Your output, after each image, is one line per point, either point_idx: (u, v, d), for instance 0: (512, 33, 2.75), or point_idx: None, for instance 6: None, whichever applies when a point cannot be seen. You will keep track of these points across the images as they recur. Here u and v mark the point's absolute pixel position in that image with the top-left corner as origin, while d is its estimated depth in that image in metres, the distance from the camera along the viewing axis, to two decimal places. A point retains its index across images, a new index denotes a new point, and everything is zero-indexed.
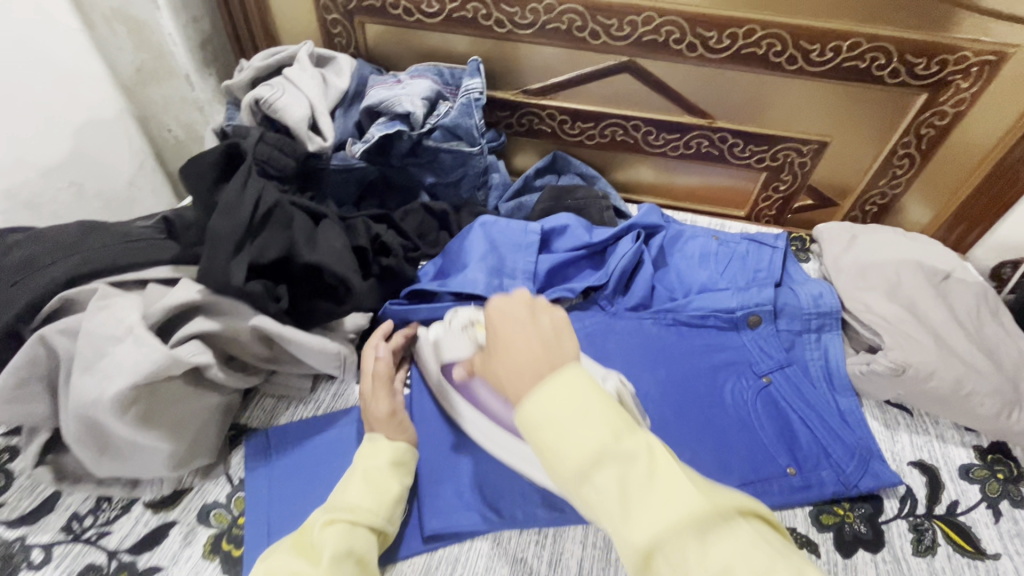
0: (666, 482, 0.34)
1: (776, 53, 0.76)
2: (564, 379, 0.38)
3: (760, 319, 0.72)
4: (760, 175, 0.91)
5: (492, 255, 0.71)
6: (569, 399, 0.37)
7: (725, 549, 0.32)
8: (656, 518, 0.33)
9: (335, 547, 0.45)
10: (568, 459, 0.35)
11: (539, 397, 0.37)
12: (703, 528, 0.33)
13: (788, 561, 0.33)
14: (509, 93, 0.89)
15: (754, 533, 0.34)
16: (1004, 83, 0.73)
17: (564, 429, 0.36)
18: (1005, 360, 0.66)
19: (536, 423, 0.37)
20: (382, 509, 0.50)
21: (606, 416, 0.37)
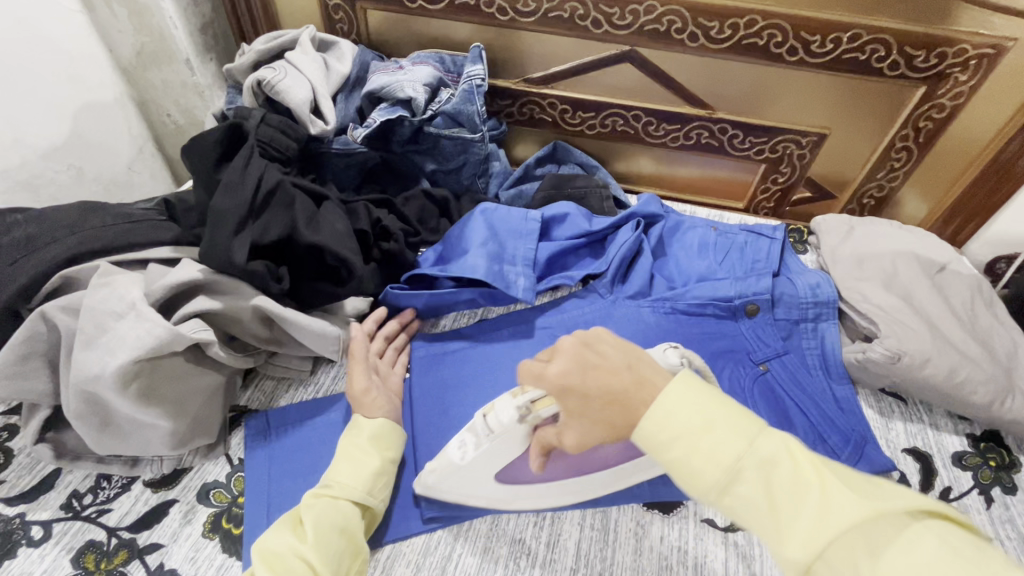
0: (816, 486, 0.34)
1: (776, 44, 0.76)
2: (680, 393, 0.39)
3: (758, 309, 0.72)
4: (759, 167, 0.92)
5: (491, 241, 0.71)
6: (691, 411, 0.38)
7: (908, 562, 0.31)
8: (807, 530, 0.33)
9: (323, 525, 0.45)
10: (705, 474, 0.37)
11: (658, 414, 0.39)
12: (871, 537, 0.32)
13: (995, 574, 0.30)
14: (510, 82, 0.89)
15: (942, 537, 0.32)
16: (1002, 77, 0.74)
17: (692, 443, 0.37)
18: (998, 350, 0.67)
19: (659, 437, 0.39)
20: (370, 485, 0.51)
21: (735, 423, 0.38)
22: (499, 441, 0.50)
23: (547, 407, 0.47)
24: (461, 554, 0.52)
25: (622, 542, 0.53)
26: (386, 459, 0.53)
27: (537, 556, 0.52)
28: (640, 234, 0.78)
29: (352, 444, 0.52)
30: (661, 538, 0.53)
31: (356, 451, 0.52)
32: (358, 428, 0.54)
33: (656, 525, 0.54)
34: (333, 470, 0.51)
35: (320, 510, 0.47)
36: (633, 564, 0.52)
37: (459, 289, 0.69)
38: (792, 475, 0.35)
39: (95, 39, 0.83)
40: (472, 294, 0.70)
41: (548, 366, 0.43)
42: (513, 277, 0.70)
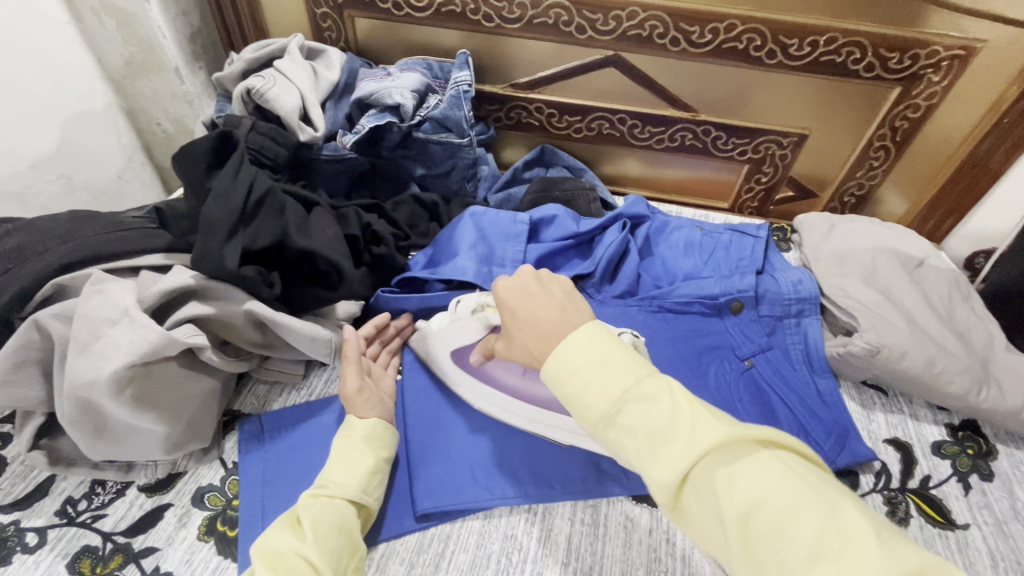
0: (685, 416, 0.38)
1: (756, 48, 0.78)
2: (583, 336, 0.43)
3: (743, 306, 0.74)
4: (743, 168, 0.94)
5: (481, 244, 0.73)
6: (589, 351, 0.42)
7: (755, 481, 0.36)
8: (676, 454, 0.37)
9: (321, 522, 0.46)
10: (593, 405, 0.41)
11: (562, 352, 0.43)
12: (727, 459, 0.37)
13: (821, 492, 0.35)
14: (497, 87, 0.90)
15: (782, 461, 0.36)
16: (974, 77, 0.76)
17: (586, 379, 0.41)
18: (975, 342, 0.69)
19: (559, 373, 0.43)
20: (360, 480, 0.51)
21: (625, 362, 0.42)
22: (456, 326, 0.62)
23: (494, 311, 0.60)
24: (453, 551, 0.53)
25: (611, 536, 0.54)
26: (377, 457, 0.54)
27: (528, 551, 0.53)
28: (627, 234, 0.80)
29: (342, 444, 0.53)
30: (650, 531, 0.54)
31: (344, 449, 0.53)
32: (351, 427, 0.55)
33: (644, 518, 0.55)
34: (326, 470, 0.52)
35: (311, 505, 0.48)
36: (623, 557, 0.53)
37: (448, 291, 0.69)
38: (670, 406, 0.39)
39: (84, 49, 0.83)
40: (461, 296, 0.69)
41: (502, 279, 0.52)
42: None
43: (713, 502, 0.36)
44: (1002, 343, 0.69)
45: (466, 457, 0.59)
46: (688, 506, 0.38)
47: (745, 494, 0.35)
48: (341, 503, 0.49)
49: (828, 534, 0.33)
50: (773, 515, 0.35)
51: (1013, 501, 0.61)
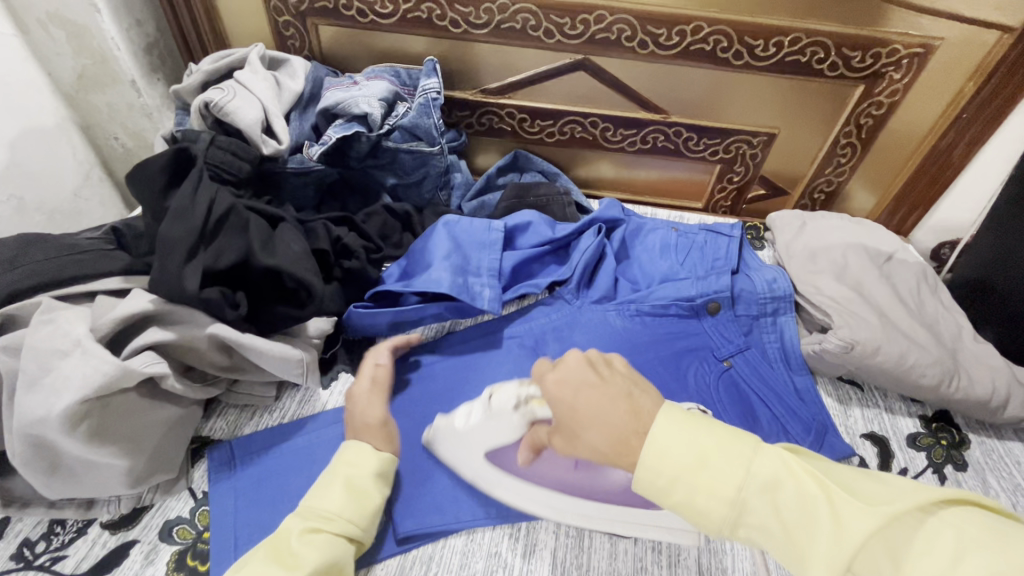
0: (819, 500, 0.36)
1: (723, 49, 0.78)
2: (671, 429, 0.40)
3: (720, 306, 0.74)
4: (715, 168, 0.94)
5: (455, 254, 0.71)
6: (686, 447, 0.39)
7: (928, 562, 0.32)
8: (827, 549, 0.34)
9: (316, 561, 0.44)
10: (713, 510, 0.38)
11: (650, 459, 0.39)
12: (888, 540, 0.34)
13: (1003, 555, 0.31)
14: (467, 93, 0.89)
15: (950, 528, 0.33)
16: (933, 74, 0.78)
17: (693, 482, 0.38)
18: (944, 333, 0.71)
19: (659, 478, 0.39)
20: (356, 513, 0.49)
21: (731, 451, 0.39)
22: (498, 423, 0.54)
23: (541, 405, 0.52)
24: (436, 572, 0.52)
25: (597, 547, 0.53)
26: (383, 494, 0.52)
27: (513, 568, 0.52)
28: (602, 238, 0.80)
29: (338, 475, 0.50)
30: (635, 540, 0.54)
31: (349, 479, 0.50)
32: (353, 459, 0.52)
33: (629, 527, 0.55)
34: (318, 499, 0.49)
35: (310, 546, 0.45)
36: (609, 569, 0.52)
37: (424, 304, 0.68)
38: (798, 492, 0.37)
39: (33, 62, 0.79)
40: (438, 309, 0.68)
41: (549, 373, 0.47)
42: (478, 288, 0.69)
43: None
44: (969, 335, 0.71)
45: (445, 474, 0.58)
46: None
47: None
48: (339, 541, 0.47)
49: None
50: None
51: (987, 489, 0.62)
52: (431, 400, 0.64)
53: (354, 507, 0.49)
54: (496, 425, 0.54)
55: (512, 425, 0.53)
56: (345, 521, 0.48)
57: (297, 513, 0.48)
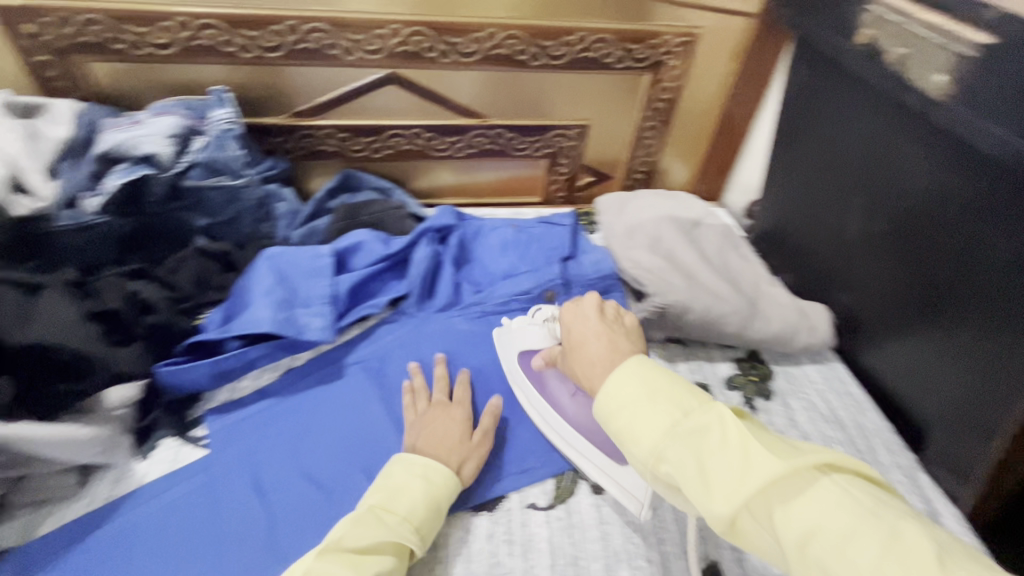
0: (736, 447, 0.38)
1: (519, 52, 0.82)
2: (626, 371, 0.46)
3: (556, 294, 0.79)
4: (543, 162, 0.99)
5: (278, 288, 0.68)
6: (638, 386, 0.44)
7: (815, 509, 0.35)
8: (728, 487, 0.37)
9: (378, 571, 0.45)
10: (641, 441, 0.42)
11: (609, 387, 0.45)
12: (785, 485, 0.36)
13: (882, 517, 0.34)
14: (279, 118, 0.85)
15: (842, 487, 0.36)
16: (703, 58, 0.88)
17: (634, 415, 0.43)
18: (745, 284, 0.81)
19: (610, 408, 0.45)
20: (424, 530, 0.50)
21: (675, 396, 0.43)
22: (526, 331, 0.68)
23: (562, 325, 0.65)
24: None
25: (452, 554, 0.54)
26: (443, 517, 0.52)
27: None
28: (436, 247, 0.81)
29: (421, 488, 0.51)
30: (489, 537, 0.55)
31: (426, 496, 0.51)
32: (432, 477, 0.52)
33: (484, 526, 0.56)
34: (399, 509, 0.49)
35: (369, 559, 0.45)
36: (465, 573, 0.53)
37: (246, 347, 0.64)
38: (721, 436, 0.39)
39: None
40: (262, 350, 0.65)
41: (572, 303, 0.57)
42: (306, 320, 0.67)
43: (772, 531, 0.36)
44: (766, 280, 0.82)
45: (286, 518, 0.55)
46: (744, 534, 0.38)
47: (800, 523, 0.35)
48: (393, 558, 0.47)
49: (893, 561, 0.32)
50: (834, 542, 0.34)
51: (790, 412, 0.71)
52: (268, 442, 0.61)
53: (423, 524, 0.49)
54: (527, 332, 0.67)
55: (538, 335, 0.67)
56: (411, 535, 0.48)
57: (378, 518, 0.48)
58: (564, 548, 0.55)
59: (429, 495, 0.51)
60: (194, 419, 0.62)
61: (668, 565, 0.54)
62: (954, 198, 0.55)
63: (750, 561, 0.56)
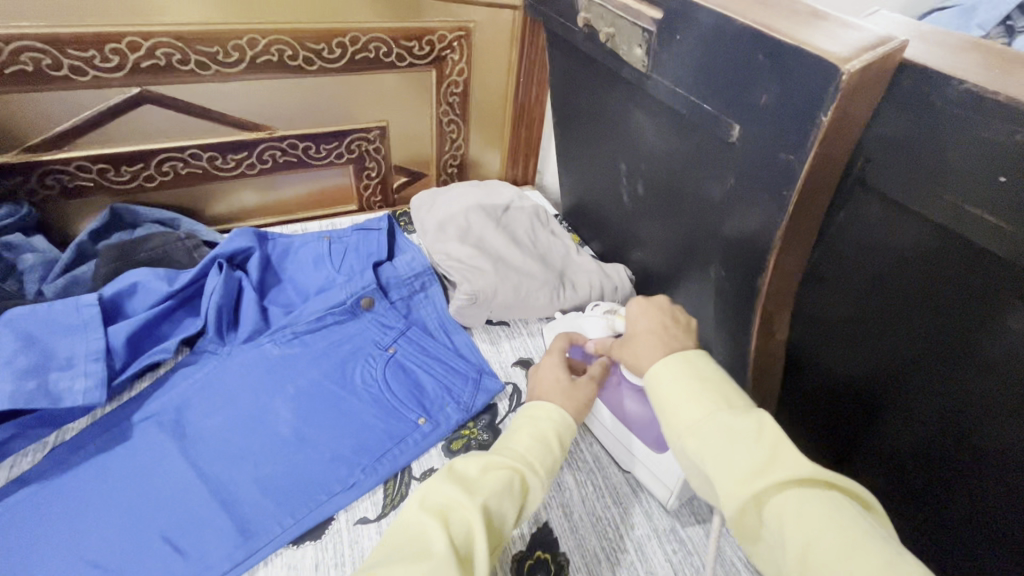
0: (767, 445, 0.41)
1: (290, 58, 0.79)
2: (684, 358, 0.49)
3: (373, 300, 0.76)
4: (350, 168, 0.96)
5: (27, 352, 0.58)
6: (692, 370, 0.48)
7: (822, 519, 0.38)
8: (749, 482, 0.40)
9: (489, 492, 0.45)
10: (683, 418, 0.46)
11: (664, 365, 0.49)
12: (801, 489, 0.39)
13: (880, 547, 0.36)
14: (8, 156, 0.72)
15: (850, 505, 0.38)
16: (483, 50, 0.92)
17: (683, 394, 0.46)
18: (555, 257, 0.86)
19: (654, 382, 0.48)
20: (541, 462, 0.50)
21: (721, 388, 0.46)
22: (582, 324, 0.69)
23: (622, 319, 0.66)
24: None
25: None
26: (559, 456, 0.52)
27: None
28: (230, 274, 0.74)
29: (552, 417, 0.53)
30: (316, 567, 0.53)
31: (533, 432, 0.52)
32: (540, 414, 0.54)
33: (309, 557, 0.53)
34: (509, 444, 0.50)
35: (489, 482, 0.45)
36: None
37: None
38: (758, 433, 0.42)
39: None
40: (9, 431, 0.56)
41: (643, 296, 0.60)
42: (66, 385, 0.58)
43: (774, 531, 0.39)
44: (574, 251, 0.88)
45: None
46: (746, 527, 0.41)
47: (801, 533, 0.38)
48: (508, 489, 0.46)
49: None
50: (832, 552, 0.36)
51: None
52: (31, 533, 0.52)
53: (535, 455, 0.50)
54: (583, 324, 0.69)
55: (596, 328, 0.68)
56: (524, 464, 0.48)
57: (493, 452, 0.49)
58: None
59: (534, 429, 0.52)
60: None
61: (503, 539, 0.57)
62: (670, 157, 0.62)
63: (577, 513, 0.59)
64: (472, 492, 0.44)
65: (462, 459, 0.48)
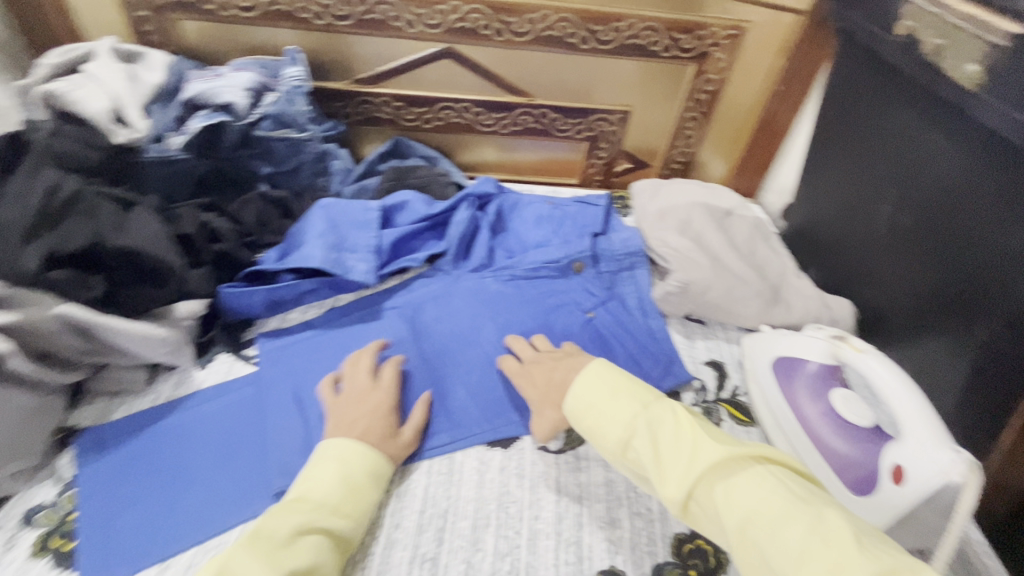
0: (683, 436, 0.48)
1: (570, 35, 0.87)
2: (600, 376, 0.56)
3: (583, 265, 0.80)
4: (583, 145, 1.03)
5: (330, 233, 0.74)
6: (602, 384, 0.55)
7: (745, 492, 0.43)
8: (682, 472, 0.46)
9: (304, 559, 0.45)
10: (611, 434, 0.52)
11: (578, 389, 0.56)
12: (720, 471, 0.45)
13: (810, 503, 0.41)
14: (341, 84, 0.92)
15: (770, 473, 0.44)
16: (749, 52, 0.91)
17: (604, 409, 0.54)
18: (771, 273, 0.82)
19: (577, 404, 0.56)
20: (348, 509, 0.50)
21: (636, 395, 0.54)
22: (804, 343, 0.67)
23: (850, 349, 0.62)
24: None
25: (465, 480, 0.58)
26: (375, 494, 0.53)
27: (386, 507, 0.56)
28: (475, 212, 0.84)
29: (361, 460, 0.53)
30: (500, 469, 0.60)
31: (342, 476, 0.52)
32: (348, 457, 0.53)
33: (496, 460, 0.61)
34: (314, 491, 0.50)
35: (307, 543, 0.46)
36: (476, 495, 0.57)
37: (298, 281, 0.71)
38: (674, 428, 0.49)
39: None
40: (313, 284, 0.72)
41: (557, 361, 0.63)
42: (352, 263, 0.73)
43: (713, 512, 0.44)
44: (792, 272, 0.83)
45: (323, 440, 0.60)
46: (698, 520, 0.46)
47: (735, 514, 0.43)
48: (325, 546, 0.47)
49: (816, 536, 0.39)
50: (766, 521, 0.41)
51: None
52: (308, 373, 0.66)
53: (344, 503, 0.50)
54: (803, 343, 0.67)
55: (818, 348, 0.65)
56: (336, 516, 0.49)
57: (293, 507, 0.48)
58: (570, 488, 0.59)
59: (343, 474, 0.52)
60: (248, 341, 0.69)
61: (668, 514, 0.57)
62: (973, 188, 0.58)
63: None
64: (275, 567, 0.43)
65: (289, 506, 0.48)
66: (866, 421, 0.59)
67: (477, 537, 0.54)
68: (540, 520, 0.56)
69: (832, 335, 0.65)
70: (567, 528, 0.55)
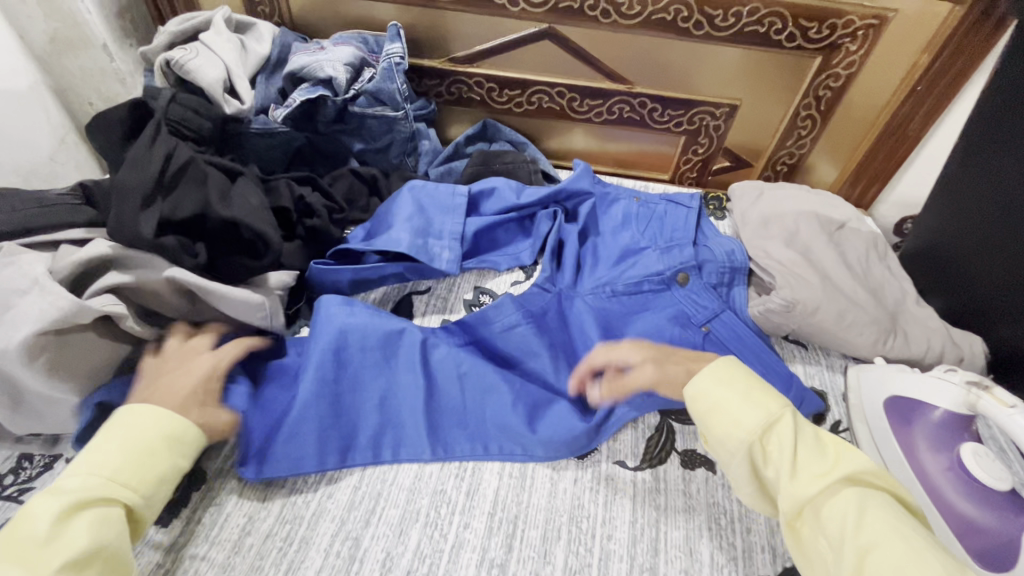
0: (821, 447, 0.45)
1: (683, 19, 0.80)
2: (734, 364, 0.52)
3: (688, 276, 0.73)
4: (680, 139, 0.96)
5: (418, 217, 0.73)
6: (742, 374, 0.51)
7: (881, 518, 0.40)
8: (816, 478, 0.43)
9: (77, 544, 0.38)
10: (745, 420, 0.48)
11: (718, 369, 0.51)
12: (860, 489, 0.42)
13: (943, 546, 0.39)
14: (436, 61, 0.90)
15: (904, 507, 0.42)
16: (888, 45, 0.80)
17: (740, 395, 0.49)
18: (888, 298, 0.73)
19: (715, 381, 0.50)
20: (134, 479, 0.43)
21: (774, 392, 0.50)
22: (929, 389, 0.59)
23: (994, 400, 0.53)
24: (385, 507, 0.54)
25: (537, 486, 0.56)
26: (178, 457, 0.46)
27: (456, 504, 0.55)
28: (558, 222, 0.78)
29: (157, 425, 0.46)
30: (574, 481, 0.57)
31: (124, 443, 0.44)
32: (134, 423, 0.45)
33: (571, 469, 0.58)
34: (87, 468, 0.43)
35: (80, 525, 0.39)
36: (547, 504, 0.55)
37: (383, 263, 0.71)
38: (813, 438, 0.46)
39: None
40: (397, 268, 0.71)
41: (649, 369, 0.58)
42: (438, 250, 0.72)
43: (838, 526, 0.41)
44: (912, 298, 0.74)
45: (486, 406, 0.60)
46: (806, 529, 0.43)
47: (866, 534, 0.40)
48: (113, 519, 0.41)
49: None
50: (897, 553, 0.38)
51: None
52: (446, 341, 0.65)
53: (126, 472, 0.43)
54: (931, 390, 0.58)
55: (949, 395, 0.57)
56: (115, 489, 0.42)
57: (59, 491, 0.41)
58: (647, 510, 0.55)
59: (131, 442, 0.45)
60: None
61: (753, 555, 0.52)
62: None
63: None
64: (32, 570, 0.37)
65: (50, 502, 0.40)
66: (1003, 484, 0.52)
67: (547, 548, 0.52)
68: (613, 539, 0.53)
69: (966, 381, 0.56)
70: (641, 552, 0.52)
